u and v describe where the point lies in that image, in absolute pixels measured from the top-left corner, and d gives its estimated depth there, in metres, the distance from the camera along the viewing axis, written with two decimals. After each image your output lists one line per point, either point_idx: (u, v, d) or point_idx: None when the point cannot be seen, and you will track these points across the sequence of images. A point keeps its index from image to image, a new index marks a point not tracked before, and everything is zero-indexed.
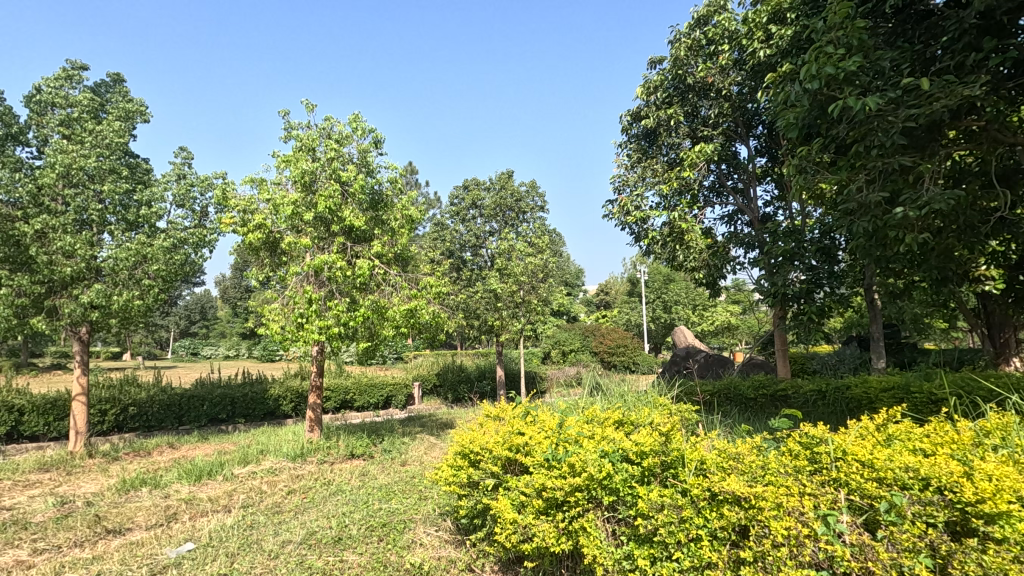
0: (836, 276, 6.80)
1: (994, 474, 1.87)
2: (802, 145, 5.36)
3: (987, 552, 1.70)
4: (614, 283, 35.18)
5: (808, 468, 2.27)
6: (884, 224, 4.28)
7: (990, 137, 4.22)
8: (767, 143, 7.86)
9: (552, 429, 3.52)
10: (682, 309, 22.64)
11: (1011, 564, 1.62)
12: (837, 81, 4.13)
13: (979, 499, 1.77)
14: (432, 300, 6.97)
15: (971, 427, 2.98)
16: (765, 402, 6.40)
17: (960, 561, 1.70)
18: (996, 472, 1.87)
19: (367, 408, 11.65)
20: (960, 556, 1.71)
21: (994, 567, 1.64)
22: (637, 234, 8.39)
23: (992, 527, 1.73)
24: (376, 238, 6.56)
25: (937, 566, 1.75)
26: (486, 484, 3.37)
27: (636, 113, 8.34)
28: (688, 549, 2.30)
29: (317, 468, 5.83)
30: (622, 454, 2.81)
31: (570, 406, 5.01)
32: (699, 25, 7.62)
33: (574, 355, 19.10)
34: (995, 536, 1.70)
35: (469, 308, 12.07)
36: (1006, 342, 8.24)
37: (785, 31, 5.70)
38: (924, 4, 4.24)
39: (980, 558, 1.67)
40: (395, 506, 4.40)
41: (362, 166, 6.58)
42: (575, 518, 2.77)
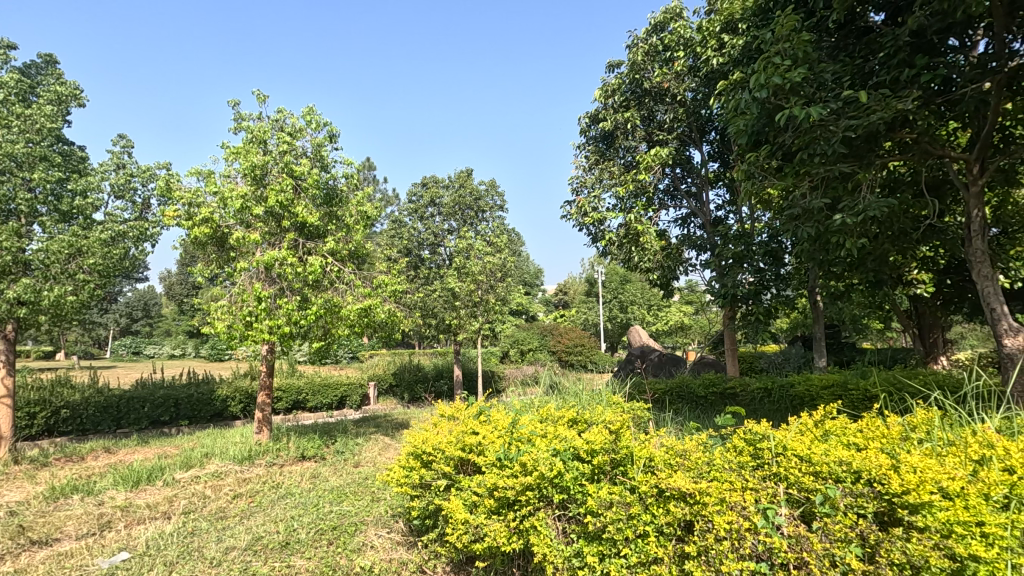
0: (783, 279, 7.13)
1: (918, 466, 1.97)
2: (751, 152, 5.55)
3: (910, 541, 1.81)
4: (572, 283, 35.57)
5: (751, 464, 2.35)
6: (826, 229, 4.48)
7: (921, 150, 4.48)
8: (720, 149, 8.11)
9: (504, 428, 3.51)
10: (637, 309, 23.19)
11: (932, 551, 1.73)
12: (784, 90, 4.29)
13: (904, 490, 1.86)
14: (388, 298, 6.85)
15: (900, 422, 3.15)
16: (714, 400, 6.59)
17: (886, 550, 1.81)
18: (920, 464, 1.97)
19: (320, 409, 11.34)
20: (887, 545, 1.81)
21: (916, 554, 1.74)
22: (595, 235, 8.49)
23: (916, 516, 1.83)
24: (330, 235, 6.40)
25: (865, 554, 1.86)
26: (438, 485, 3.33)
27: (595, 115, 8.46)
28: (636, 546, 2.34)
29: (266, 471, 5.64)
30: (573, 452, 2.82)
31: (525, 404, 5.02)
32: (657, 31, 7.79)
33: (532, 354, 19.29)
34: (918, 525, 1.81)
35: (426, 307, 11.93)
36: (935, 341, 8.95)
37: (737, 41, 5.89)
38: (864, 21, 4.47)
39: (904, 546, 1.78)
40: (347, 508, 4.30)
41: (316, 160, 6.40)
42: (526, 517, 2.77)
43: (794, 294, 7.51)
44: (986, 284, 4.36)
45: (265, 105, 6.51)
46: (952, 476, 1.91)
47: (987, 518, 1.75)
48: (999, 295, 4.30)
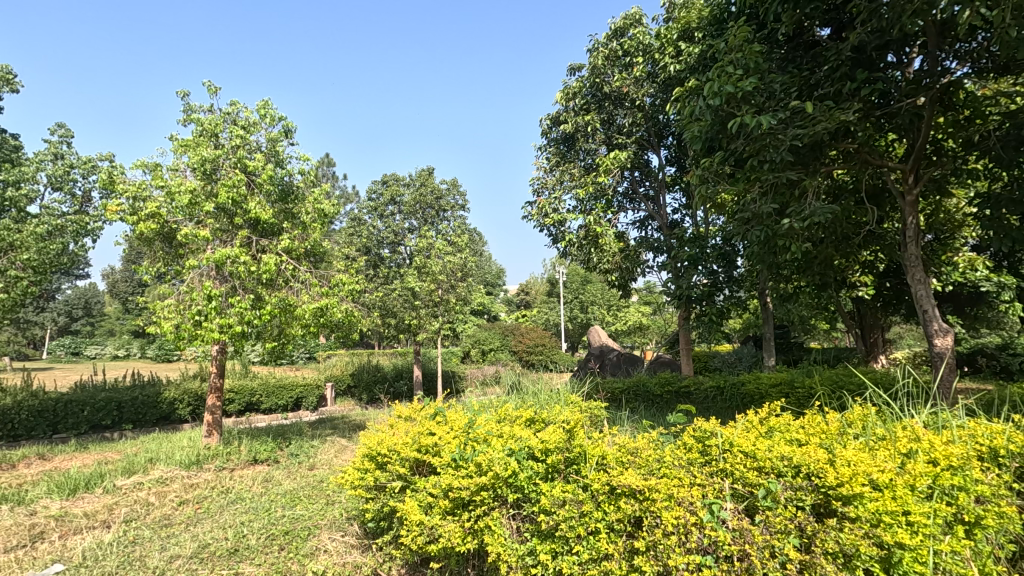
0: (735, 281, 7.38)
1: (852, 459, 2.07)
2: (705, 157, 5.72)
3: (843, 530, 1.91)
4: (534, 283, 35.74)
5: (699, 460, 2.42)
6: (774, 233, 4.66)
7: (862, 159, 4.72)
8: (676, 154, 8.32)
9: (461, 429, 3.51)
10: (597, 310, 23.56)
11: (862, 540, 1.83)
12: (736, 99, 4.44)
13: (839, 483, 1.97)
14: (346, 298, 6.72)
15: (839, 418, 3.32)
16: (669, 398, 6.75)
17: (822, 540, 1.91)
18: (853, 458, 2.07)
19: (274, 411, 11.02)
20: (822, 535, 1.91)
21: (848, 543, 1.86)
22: (555, 236, 8.57)
23: (848, 507, 1.93)
24: (285, 232, 6.24)
25: (803, 545, 1.95)
26: (393, 487, 3.30)
27: (556, 117, 8.56)
28: (587, 542, 2.37)
29: (215, 476, 5.45)
30: (527, 451, 2.84)
31: (484, 405, 5.02)
32: (617, 36, 7.94)
33: (493, 354, 19.32)
34: (850, 515, 1.91)
35: (386, 306, 11.76)
36: (875, 341, 9.47)
37: (694, 49, 6.07)
38: (812, 35, 4.68)
39: (837, 536, 1.89)
40: (300, 512, 4.20)
41: (270, 156, 6.24)
42: (480, 517, 2.78)
43: (745, 296, 7.78)
44: (920, 287, 4.63)
45: (216, 97, 6.29)
46: (882, 468, 2.03)
47: (912, 508, 1.88)
48: (931, 298, 4.58)
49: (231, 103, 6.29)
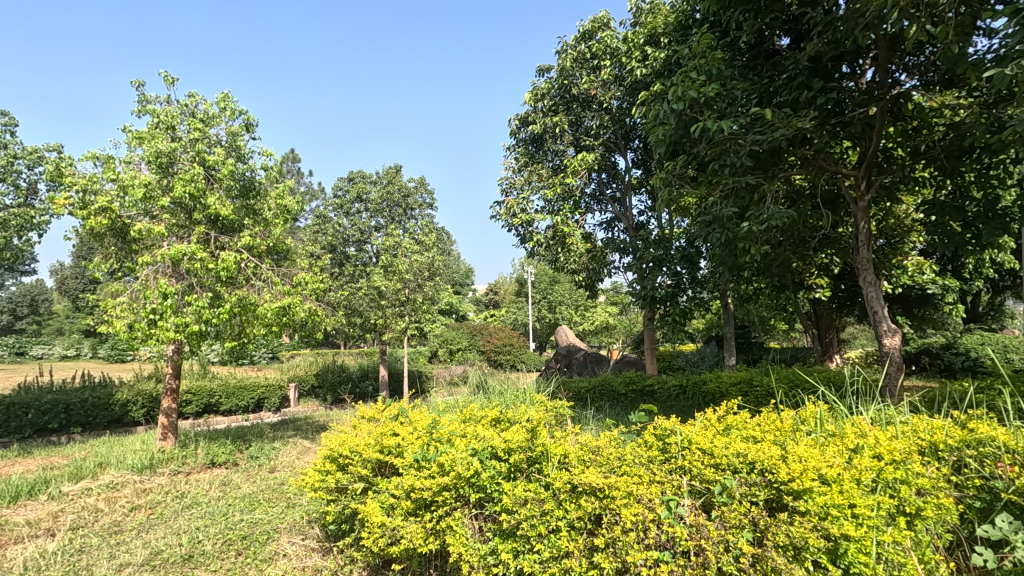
0: (698, 282, 7.54)
1: (803, 455, 2.14)
2: (670, 160, 5.83)
3: (793, 524, 1.98)
4: (502, 283, 35.72)
5: (659, 458, 2.47)
6: (735, 235, 4.79)
7: (818, 166, 4.89)
8: (643, 157, 8.46)
9: (424, 429, 3.49)
10: (565, 310, 23.75)
11: (811, 534, 1.90)
12: (699, 104, 4.54)
13: (790, 478, 2.04)
14: (309, 296, 6.57)
15: (794, 416, 3.43)
16: (634, 397, 6.86)
17: (773, 534, 1.97)
18: (805, 453, 2.14)
19: (234, 412, 10.72)
20: (774, 529, 1.98)
21: (798, 536, 1.92)
22: (523, 236, 8.59)
23: (799, 501, 2.00)
24: (246, 229, 6.08)
25: (756, 539, 2.01)
26: (354, 489, 3.25)
27: (524, 118, 8.60)
28: (548, 541, 2.38)
29: (169, 480, 5.26)
30: (491, 451, 2.84)
31: (450, 405, 5.00)
32: (585, 39, 8.04)
33: (461, 354, 19.27)
34: (801, 509, 1.98)
35: (351, 305, 11.57)
36: (830, 341, 9.82)
37: (660, 54, 6.19)
38: (772, 44, 4.82)
39: (788, 530, 1.95)
40: (259, 516, 4.10)
41: (231, 150, 6.06)
42: (443, 517, 2.76)
43: (708, 297, 7.95)
44: (870, 289, 4.83)
45: (173, 89, 6.07)
46: (831, 463, 2.11)
47: (858, 501, 1.96)
48: (881, 300, 4.77)
49: (189, 94, 6.09)
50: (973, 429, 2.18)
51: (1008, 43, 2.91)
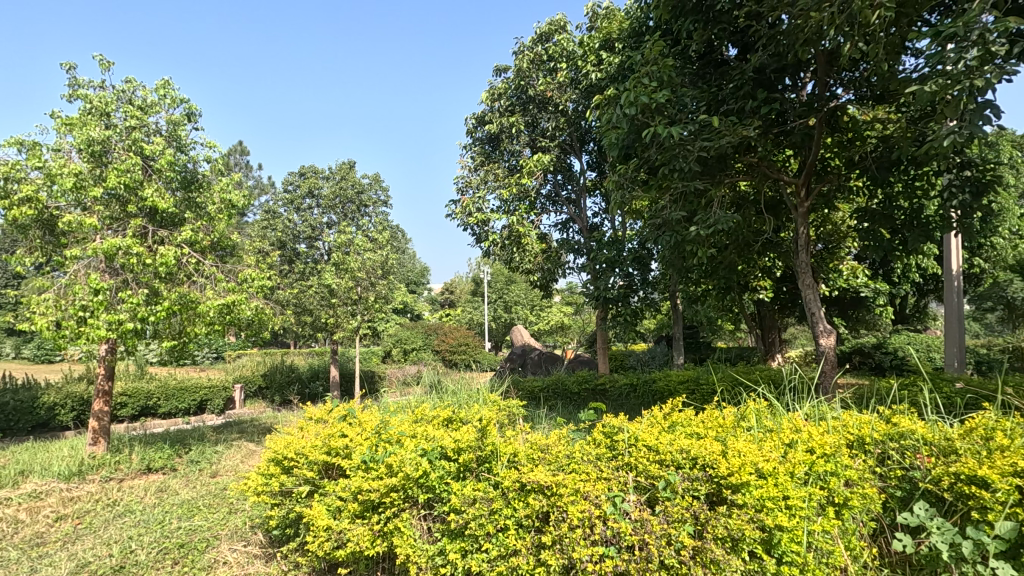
0: (649, 283, 7.73)
1: (742, 450, 2.23)
2: (622, 164, 5.94)
3: (732, 516, 2.05)
4: (458, 282, 35.45)
5: (606, 455, 2.51)
6: (683, 238, 4.93)
7: (761, 172, 5.08)
8: (597, 160, 8.60)
9: (373, 429, 3.43)
10: (521, 309, 23.92)
11: (747, 526, 1.98)
12: (650, 109, 4.63)
13: (729, 472, 2.12)
14: (256, 294, 6.34)
15: (735, 412, 3.55)
16: (586, 395, 6.97)
17: (713, 527, 2.04)
18: (743, 449, 2.23)
19: (174, 415, 10.23)
20: (713, 522, 2.05)
21: (735, 528, 2.00)
22: (478, 235, 8.57)
23: (737, 495, 2.08)
24: (188, 223, 5.80)
25: (696, 532, 2.07)
26: (300, 492, 3.15)
27: (481, 117, 8.61)
28: (496, 539, 2.39)
29: (100, 488, 4.96)
30: (440, 451, 2.82)
31: (401, 405, 4.93)
32: (542, 41, 8.12)
33: (415, 353, 19.08)
34: (738, 502, 2.06)
35: (301, 304, 11.23)
36: (773, 341, 10.24)
37: (614, 59, 6.31)
38: (720, 54, 4.99)
39: (727, 522, 2.02)
40: (198, 523, 3.93)
41: (171, 140, 5.78)
42: (390, 519, 2.72)
43: (659, 298, 8.16)
44: (808, 291, 5.07)
45: (108, 73, 5.73)
46: (767, 458, 2.19)
47: (791, 493, 2.05)
48: (818, 302, 5.02)
49: (125, 80, 5.76)
50: (895, 423, 2.31)
51: (930, 64, 3.12)
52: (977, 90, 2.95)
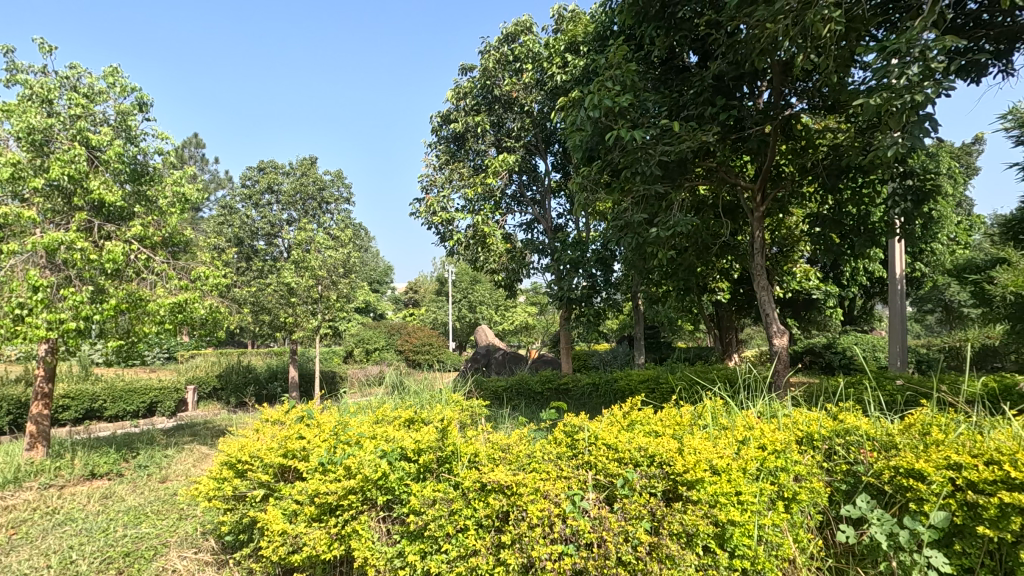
0: (611, 284, 7.83)
1: (697, 448, 2.28)
2: (586, 165, 6.00)
3: (687, 512, 2.10)
4: (422, 281, 35.07)
5: (566, 454, 2.54)
6: (644, 240, 5.01)
7: (720, 177, 5.22)
8: (562, 161, 8.67)
9: (332, 431, 3.36)
10: (485, 309, 23.90)
11: (701, 521, 2.03)
12: (614, 113, 4.69)
13: (685, 469, 2.16)
14: (211, 292, 6.11)
15: (692, 411, 3.64)
16: (549, 395, 7.01)
17: (669, 523, 2.09)
18: (698, 446, 2.28)
19: (121, 418, 9.77)
20: (669, 518, 2.09)
21: (690, 523, 2.05)
22: (443, 235, 8.52)
23: (692, 491, 2.13)
24: (138, 217, 5.55)
25: (652, 529, 2.11)
26: (254, 496, 3.05)
27: (446, 116, 8.57)
28: (456, 540, 2.37)
29: (38, 495, 4.69)
30: (400, 452, 2.78)
31: (362, 406, 4.85)
32: (508, 42, 8.15)
33: (378, 354, 18.81)
34: (694, 498, 2.11)
35: (259, 302, 10.89)
36: (730, 341, 10.53)
37: (579, 62, 6.38)
38: (682, 61, 5.10)
39: (682, 518, 2.07)
40: (145, 530, 3.77)
41: (120, 131, 5.53)
42: (348, 521, 2.67)
43: (621, 298, 8.28)
44: (763, 293, 5.23)
45: (51, 58, 5.44)
46: (721, 454, 2.25)
47: (743, 489, 2.11)
48: (772, 303, 5.19)
49: (70, 66, 5.47)
50: (841, 420, 2.41)
51: (876, 77, 3.27)
52: (918, 104, 3.12)
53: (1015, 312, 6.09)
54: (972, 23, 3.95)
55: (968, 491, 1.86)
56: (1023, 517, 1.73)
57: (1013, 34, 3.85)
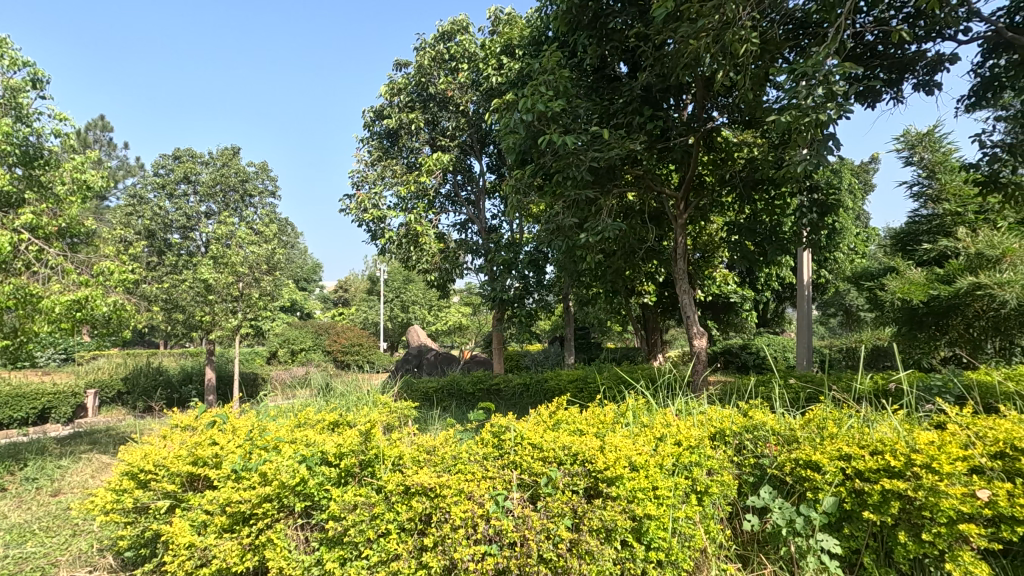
0: (543, 285, 7.94)
1: (617, 445, 2.35)
2: (519, 168, 6.03)
3: (606, 508, 2.16)
4: (353, 280, 33.98)
5: (492, 455, 2.55)
6: (574, 243, 5.10)
7: (646, 184, 5.41)
8: (496, 162, 8.70)
9: (249, 436, 3.19)
10: (418, 309, 23.58)
11: (620, 517, 2.10)
12: (547, 117, 4.74)
13: (605, 467, 2.23)
14: (115, 288, 5.61)
15: (616, 410, 3.76)
16: (480, 396, 7.00)
17: (590, 519, 2.14)
18: (618, 444, 2.35)
19: (6, 427, 8.82)
20: (590, 514, 2.15)
21: (609, 518, 2.11)
22: (374, 232, 8.31)
23: (612, 487, 2.20)
24: (29, 205, 5.00)
25: (573, 525, 2.16)
26: (158, 508, 2.83)
27: (379, 111, 8.38)
28: (377, 545, 2.32)
29: None
30: (320, 457, 2.67)
31: (283, 409, 4.65)
32: (444, 40, 8.10)
33: (304, 354, 18.09)
34: (613, 494, 2.17)
35: (172, 299, 10.17)
36: (655, 342, 10.95)
37: (514, 65, 6.41)
38: (613, 70, 5.25)
39: (601, 514, 2.13)
40: (31, 550, 3.40)
41: (9, 108, 4.98)
42: (262, 531, 2.53)
43: (553, 299, 8.41)
44: (685, 296, 5.47)
45: None
46: (639, 451, 2.34)
47: (659, 484, 2.20)
48: (692, 306, 5.44)
49: None
50: (750, 416, 2.55)
51: (787, 97, 3.51)
52: (822, 123, 3.38)
53: (902, 316, 6.74)
54: (869, 52, 4.33)
55: (856, 479, 2.03)
56: (901, 501, 1.91)
57: (903, 65, 4.26)
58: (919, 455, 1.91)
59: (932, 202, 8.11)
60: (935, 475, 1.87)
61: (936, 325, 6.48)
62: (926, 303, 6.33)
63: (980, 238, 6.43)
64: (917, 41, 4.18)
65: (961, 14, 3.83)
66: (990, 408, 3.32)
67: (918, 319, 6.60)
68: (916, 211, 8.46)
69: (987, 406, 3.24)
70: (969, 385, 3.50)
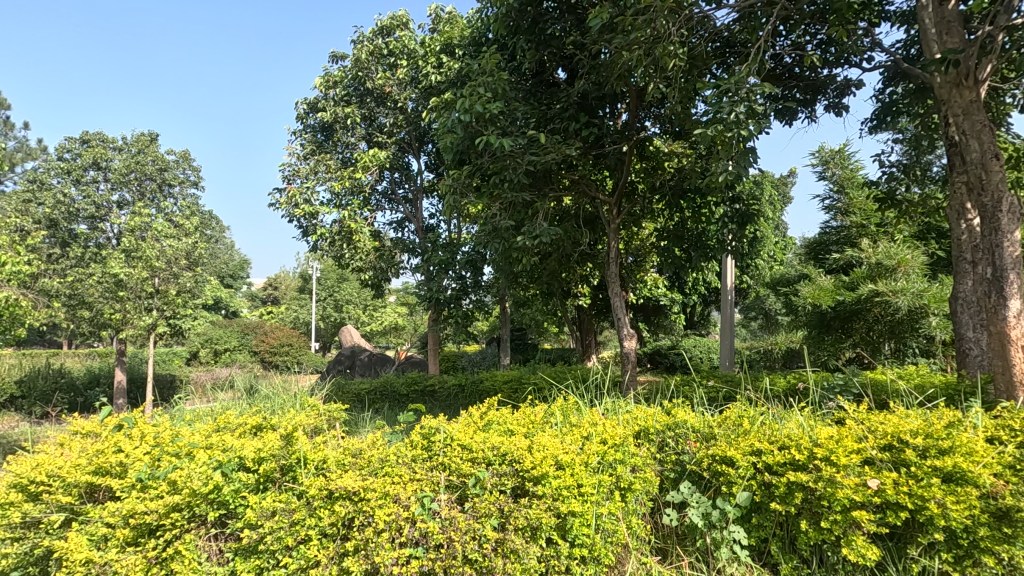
0: (480, 286, 7.93)
1: (544, 445, 2.38)
2: (456, 167, 5.99)
3: (532, 507, 2.18)
4: (284, 278, 32.58)
5: (421, 456, 2.51)
6: (510, 245, 5.11)
7: (581, 189, 5.52)
8: (434, 161, 8.63)
9: (159, 441, 2.99)
10: (352, 309, 22.98)
11: (545, 515, 2.12)
12: (484, 119, 4.72)
13: (532, 466, 2.26)
14: (6, 282, 5.07)
15: (545, 410, 3.82)
16: (414, 397, 6.88)
17: (516, 518, 2.15)
18: (545, 443, 2.39)
19: None
20: (515, 513, 2.16)
21: (534, 517, 2.13)
22: (305, 229, 7.99)
23: (539, 486, 2.22)
24: None
25: (500, 525, 2.16)
26: (51, 522, 2.56)
27: (313, 103, 8.09)
28: (297, 552, 2.20)
29: None
30: (238, 462, 2.54)
31: (201, 413, 4.38)
32: (383, 35, 7.94)
33: (228, 355, 17.19)
34: (540, 492, 2.20)
35: (77, 295, 9.34)
36: (589, 344, 11.18)
37: (453, 65, 6.38)
38: (551, 76, 5.32)
39: (527, 512, 2.15)
40: None
41: None
42: (170, 542, 2.36)
43: (489, 300, 8.41)
44: (616, 299, 5.63)
45: None
46: (566, 449, 2.38)
47: (584, 481, 2.25)
48: (623, 308, 5.60)
49: None
50: (671, 415, 2.66)
51: (712, 111, 3.68)
52: (744, 137, 3.57)
53: (813, 321, 7.25)
54: (787, 74, 4.64)
55: (766, 472, 2.17)
56: (803, 492, 2.06)
57: (816, 87, 4.59)
58: (819, 450, 2.07)
59: (841, 215, 8.78)
60: (832, 467, 2.02)
61: (841, 328, 7.01)
62: (834, 309, 6.85)
63: (879, 249, 7.03)
64: (828, 66, 4.52)
65: (865, 44, 4.18)
66: (882, 404, 3.64)
67: (827, 323, 7.11)
68: (827, 223, 9.12)
69: (881, 403, 3.54)
70: (867, 384, 3.82)
